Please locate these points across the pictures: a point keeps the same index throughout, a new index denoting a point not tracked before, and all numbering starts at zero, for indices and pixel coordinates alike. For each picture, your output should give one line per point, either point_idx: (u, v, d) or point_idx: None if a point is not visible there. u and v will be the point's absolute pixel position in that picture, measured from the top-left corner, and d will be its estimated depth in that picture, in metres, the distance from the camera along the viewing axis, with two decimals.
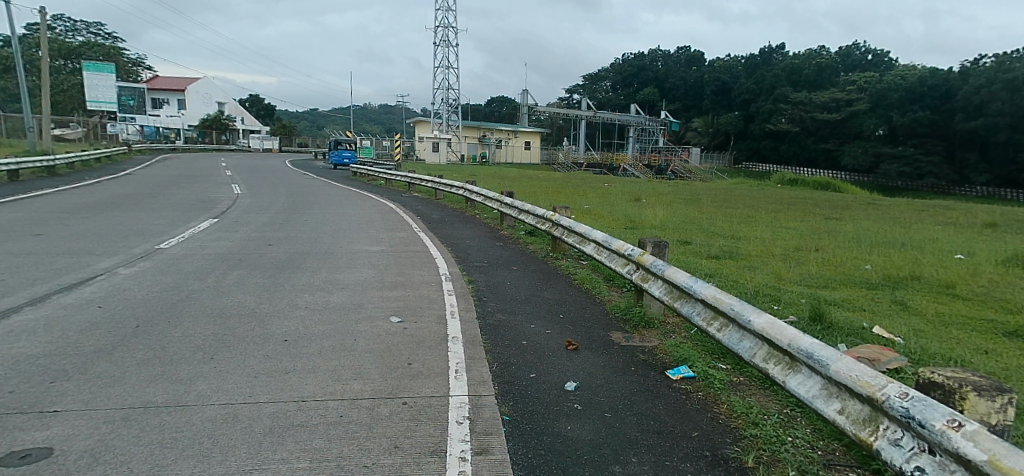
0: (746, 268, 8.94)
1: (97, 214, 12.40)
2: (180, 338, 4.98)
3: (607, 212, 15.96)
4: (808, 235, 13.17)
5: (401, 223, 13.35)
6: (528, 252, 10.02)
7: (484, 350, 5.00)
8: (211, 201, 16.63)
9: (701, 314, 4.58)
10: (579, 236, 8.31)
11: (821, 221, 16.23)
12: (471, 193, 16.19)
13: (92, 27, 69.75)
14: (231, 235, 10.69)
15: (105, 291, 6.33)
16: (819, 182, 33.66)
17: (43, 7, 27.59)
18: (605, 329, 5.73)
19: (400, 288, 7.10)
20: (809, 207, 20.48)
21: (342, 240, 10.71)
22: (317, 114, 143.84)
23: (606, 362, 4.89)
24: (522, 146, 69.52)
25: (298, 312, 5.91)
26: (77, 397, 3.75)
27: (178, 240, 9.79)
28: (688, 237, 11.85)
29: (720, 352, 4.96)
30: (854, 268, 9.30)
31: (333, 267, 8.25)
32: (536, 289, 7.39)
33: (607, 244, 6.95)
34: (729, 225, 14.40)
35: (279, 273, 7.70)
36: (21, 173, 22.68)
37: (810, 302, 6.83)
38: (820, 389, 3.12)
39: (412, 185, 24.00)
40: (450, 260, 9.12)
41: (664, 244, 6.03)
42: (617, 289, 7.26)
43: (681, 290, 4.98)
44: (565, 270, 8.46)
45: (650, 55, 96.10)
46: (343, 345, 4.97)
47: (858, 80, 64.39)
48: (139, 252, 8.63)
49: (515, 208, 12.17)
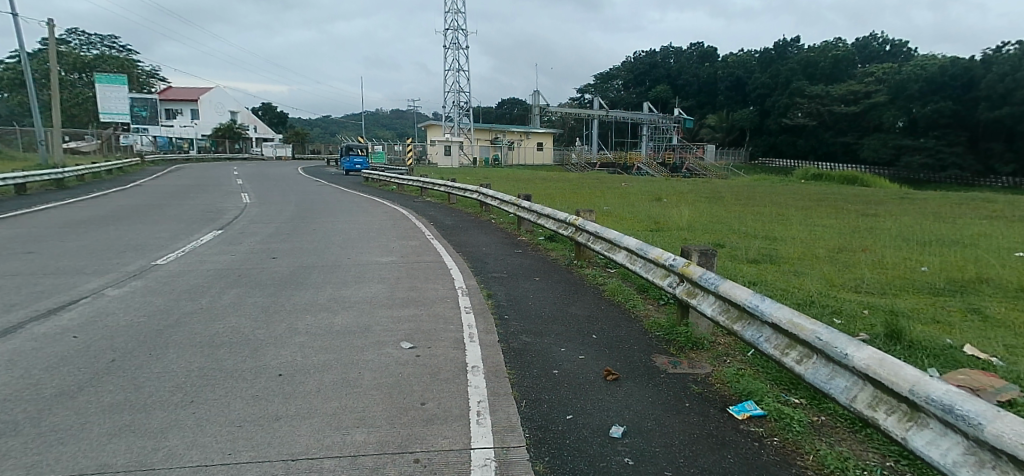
0: (790, 274, 8.15)
1: (97, 228, 11.89)
2: (158, 374, 4.30)
3: (630, 213, 15.20)
4: (847, 234, 12.28)
5: (412, 231, 12.68)
6: (550, 260, 9.28)
7: (509, 384, 4.27)
8: (218, 211, 16.15)
9: (770, 340, 3.81)
10: (607, 242, 7.55)
11: (856, 218, 15.25)
12: (485, 197, 15.51)
13: (106, 40, 70.19)
14: (235, 248, 10.08)
15: (86, 318, 5.68)
16: (846, 176, 32.44)
17: (51, 20, 27.46)
18: (647, 353, 4.97)
19: (413, 306, 6.39)
20: (840, 203, 19.58)
21: (351, 251, 10.05)
22: (330, 121, 144.29)
23: (655, 396, 4.14)
24: (535, 147, 68.84)
25: (298, 339, 5.22)
26: (18, 462, 3.08)
27: (177, 255, 9.18)
28: (721, 239, 11.06)
29: (790, 383, 4.19)
30: (909, 271, 8.45)
31: (339, 282, 7.55)
32: (563, 303, 6.65)
33: (642, 253, 6.15)
34: (762, 224, 13.53)
35: (281, 290, 7.05)
36: (29, 187, 22.37)
37: (874, 313, 6.04)
38: (962, 453, 2.34)
39: (424, 190, 23.36)
40: (467, 271, 8.40)
41: (713, 253, 5.21)
42: (654, 303, 6.50)
43: (741, 310, 4.18)
44: (593, 280, 7.71)
45: (661, 52, 95.17)
46: (346, 380, 4.27)
47: (876, 71, 62.75)
48: (133, 269, 8.02)
49: (533, 211, 11.46)
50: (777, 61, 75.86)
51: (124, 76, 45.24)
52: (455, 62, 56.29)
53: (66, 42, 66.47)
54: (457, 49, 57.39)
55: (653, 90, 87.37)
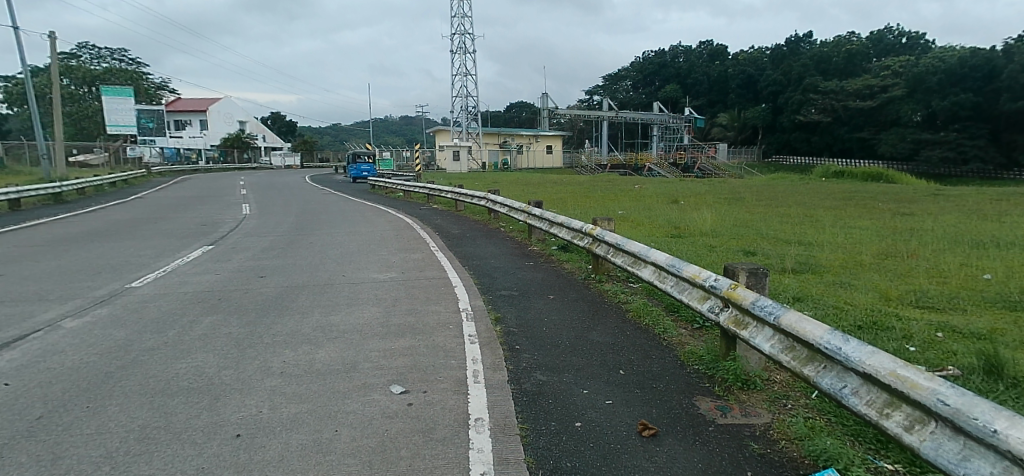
0: (836, 286, 7.26)
1: (79, 246, 11.22)
2: (89, 438, 3.50)
3: (647, 218, 14.38)
4: (887, 237, 11.35)
5: (416, 242, 11.87)
6: (565, 273, 8.44)
7: (518, 445, 3.42)
8: (213, 225, 15.46)
9: (860, 394, 2.90)
10: (629, 255, 6.70)
11: (891, 219, 14.27)
12: (493, 203, 14.74)
13: (116, 53, 70.39)
14: (221, 266, 9.31)
15: (28, 358, 4.92)
16: (869, 173, 31.27)
17: (53, 32, 27.13)
18: (687, 396, 4.07)
19: (409, 335, 5.53)
20: (868, 202, 18.48)
21: (347, 267, 9.26)
22: (339, 129, 144.43)
23: (704, 462, 3.24)
24: (544, 150, 68.05)
25: (269, 383, 4.38)
26: None
27: (156, 277, 8.44)
28: (750, 245, 10.20)
29: (878, 441, 3.27)
30: (970, 279, 7.51)
31: (329, 306, 6.75)
32: (583, 328, 5.76)
33: (675, 270, 5.26)
34: (790, 227, 12.68)
35: (262, 317, 6.25)
36: (25, 203, 21.84)
37: (949, 336, 5.15)
38: None
39: (431, 196, 22.63)
40: (472, 288, 7.58)
41: (764, 272, 4.31)
42: (688, 327, 5.65)
43: (812, 350, 3.30)
44: (614, 298, 6.85)
45: (671, 52, 94.28)
46: (318, 443, 3.43)
47: (893, 65, 61.37)
48: (102, 294, 7.28)
49: (544, 220, 10.62)
50: (789, 58, 74.70)
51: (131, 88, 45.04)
52: (462, 65, 55.65)
53: (76, 56, 66.72)
54: (465, 53, 56.91)
55: (663, 90, 86.38)
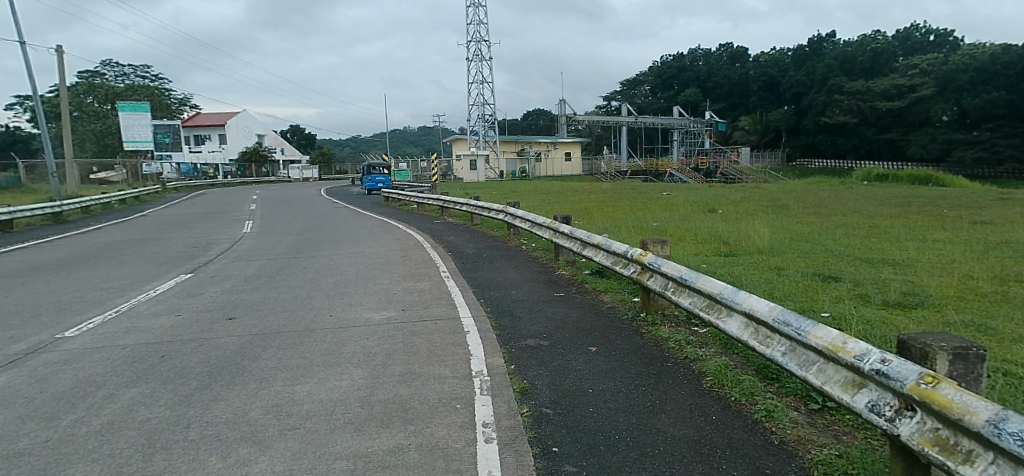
0: (974, 330, 5.42)
1: (36, 278, 9.74)
2: None
3: (688, 231, 12.61)
4: (986, 254, 9.38)
5: (424, 266, 10.24)
6: (604, 311, 6.69)
7: None
8: (204, 247, 14.00)
9: None
10: (701, 295, 4.93)
11: (972, 229, 12.27)
12: (512, 217, 13.11)
13: (138, 71, 70.66)
14: (185, 304, 7.72)
15: None
16: (917, 176, 29.16)
17: (60, 46, 26.25)
18: None
19: (399, 425, 3.83)
20: (931, 209, 16.37)
21: (336, 303, 7.60)
22: (357, 141, 144.47)
23: None
24: (563, 157, 66.57)
25: None
26: None
27: (98, 322, 6.83)
28: (828, 268, 8.34)
29: None
30: None
31: (299, 368, 5.06)
32: (647, 410, 3.98)
33: (791, 330, 3.50)
34: (860, 242, 10.81)
35: (204, 389, 4.59)
36: (20, 223, 20.72)
37: None
38: None
39: (444, 209, 21.10)
40: (490, 336, 5.86)
41: (978, 351, 2.53)
42: (801, 408, 3.89)
43: None
44: (679, 352, 5.09)
45: (690, 55, 92.19)
46: None
47: (920, 63, 58.68)
48: (15, 351, 5.68)
49: (573, 238, 8.91)
50: (812, 58, 72.46)
51: (146, 103, 44.30)
52: (479, 73, 54.55)
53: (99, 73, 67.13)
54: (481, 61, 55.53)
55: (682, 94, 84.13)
